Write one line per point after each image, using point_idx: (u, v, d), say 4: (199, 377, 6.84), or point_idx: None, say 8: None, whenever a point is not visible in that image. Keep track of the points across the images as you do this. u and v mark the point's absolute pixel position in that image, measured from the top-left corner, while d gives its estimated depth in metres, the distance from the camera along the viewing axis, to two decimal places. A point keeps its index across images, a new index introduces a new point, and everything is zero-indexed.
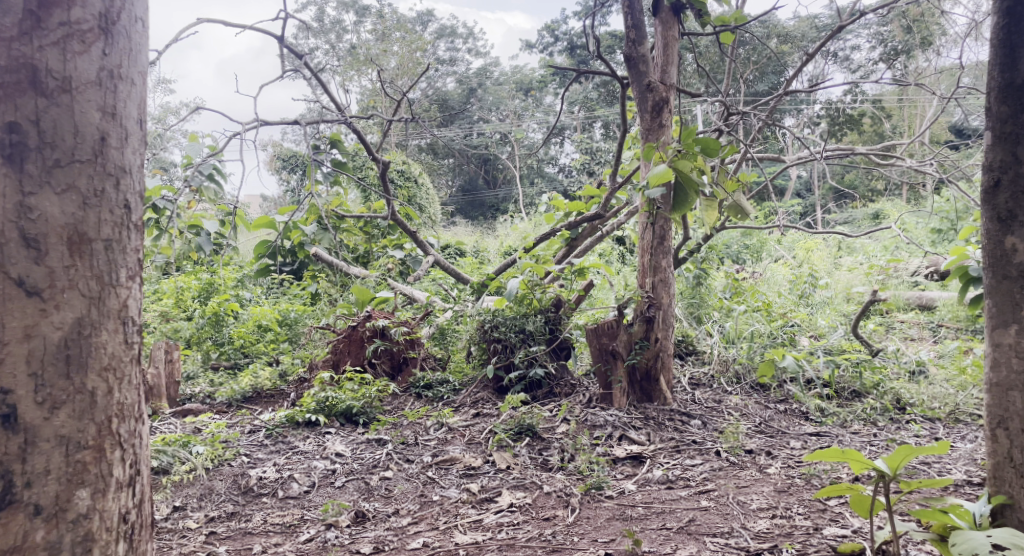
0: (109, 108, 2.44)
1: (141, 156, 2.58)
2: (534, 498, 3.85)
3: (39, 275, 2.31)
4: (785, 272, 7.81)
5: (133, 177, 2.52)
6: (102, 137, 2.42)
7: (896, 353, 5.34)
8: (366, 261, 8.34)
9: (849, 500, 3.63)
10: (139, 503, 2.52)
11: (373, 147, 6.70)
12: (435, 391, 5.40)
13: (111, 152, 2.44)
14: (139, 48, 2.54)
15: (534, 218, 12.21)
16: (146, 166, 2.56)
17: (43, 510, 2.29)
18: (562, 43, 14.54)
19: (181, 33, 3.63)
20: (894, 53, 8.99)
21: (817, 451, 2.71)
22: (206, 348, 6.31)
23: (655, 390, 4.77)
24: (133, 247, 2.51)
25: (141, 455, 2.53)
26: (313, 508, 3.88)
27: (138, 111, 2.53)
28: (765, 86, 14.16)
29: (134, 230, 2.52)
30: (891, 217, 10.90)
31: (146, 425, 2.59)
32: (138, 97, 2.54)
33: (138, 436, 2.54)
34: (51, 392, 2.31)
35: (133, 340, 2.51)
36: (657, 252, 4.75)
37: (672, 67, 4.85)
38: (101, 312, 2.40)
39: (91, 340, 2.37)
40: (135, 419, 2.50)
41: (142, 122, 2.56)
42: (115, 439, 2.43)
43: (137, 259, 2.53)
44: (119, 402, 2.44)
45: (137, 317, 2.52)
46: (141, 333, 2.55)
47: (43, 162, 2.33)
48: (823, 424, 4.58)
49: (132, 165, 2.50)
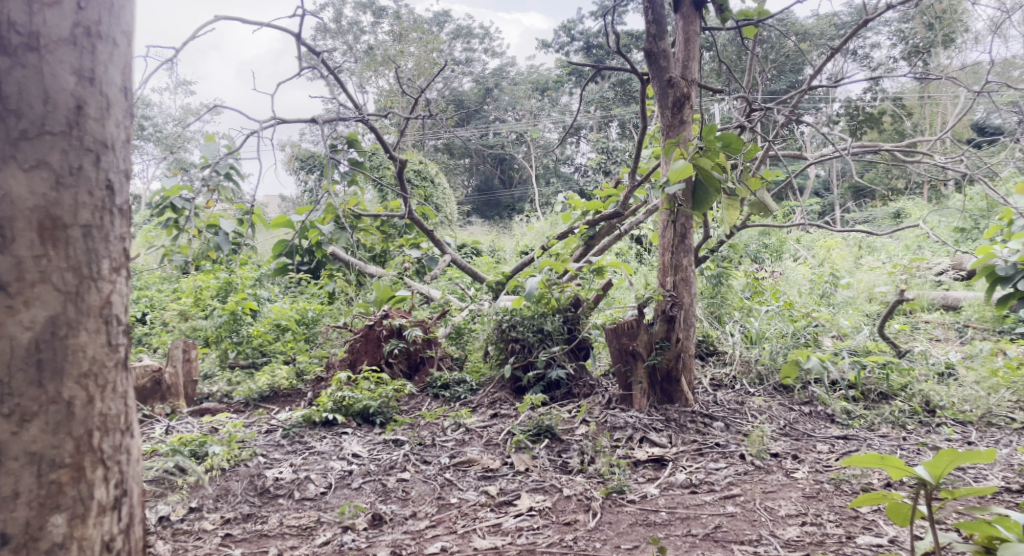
0: (86, 72, 2.60)
1: (127, 128, 2.74)
2: (554, 501, 3.78)
3: (9, 267, 2.47)
4: (805, 272, 7.69)
5: (117, 152, 2.68)
6: (78, 105, 2.58)
7: (923, 354, 5.23)
8: (383, 261, 8.30)
9: (881, 507, 3.55)
10: (126, 528, 2.68)
11: (390, 145, 6.64)
12: (452, 391, 5.33)
13: (90, 123, 2.61)
14: (121, 7, 2.71)
15: (549, 217, 12.13)
16: (129, 139, 2.71)
17: (11, 540, 2.46)
18: (579, 43, 14.45)
19: (199, 30, 3.97)
20: (916, 49, 8.85)
21: (854, 456, 2.67)
22: (224, 347, 6.28)
23: (676, 392, 4.68)
24: (115, 236, 2.67)
25: (127, 474, 2.69)
26: (331, 510, 3.83)
27: (120, 76, 2.69)
28: (783, 85, 14.02)
29: (116, 213, 2.67)
30: (914, 216, 10.72)
31: (135, 438, 2.74)
32: (121, 58, 2.70)
33: (125, 452, 2.69)
34: (19, 402, 2.47)
35: (117, 342, 2.66)
36: (679, 250, 4.65)
37: (695, 62, 4.73)
38: (78, 310, 2.56)
39: (68, 342, 2.54)
40: (119, 433, 2.66)
41: (125, 89, 2.71)
42: (96, 456, 2.59)
43: (120, 248, 2.69)
44: (101, 413, 2.60)
45: (120, 315, 2.67)
46: (126, 334, 2.70)
47: (11, 130, 2.50)
48: (850, 427, 4.49)
49: (112, 138, 2.66)
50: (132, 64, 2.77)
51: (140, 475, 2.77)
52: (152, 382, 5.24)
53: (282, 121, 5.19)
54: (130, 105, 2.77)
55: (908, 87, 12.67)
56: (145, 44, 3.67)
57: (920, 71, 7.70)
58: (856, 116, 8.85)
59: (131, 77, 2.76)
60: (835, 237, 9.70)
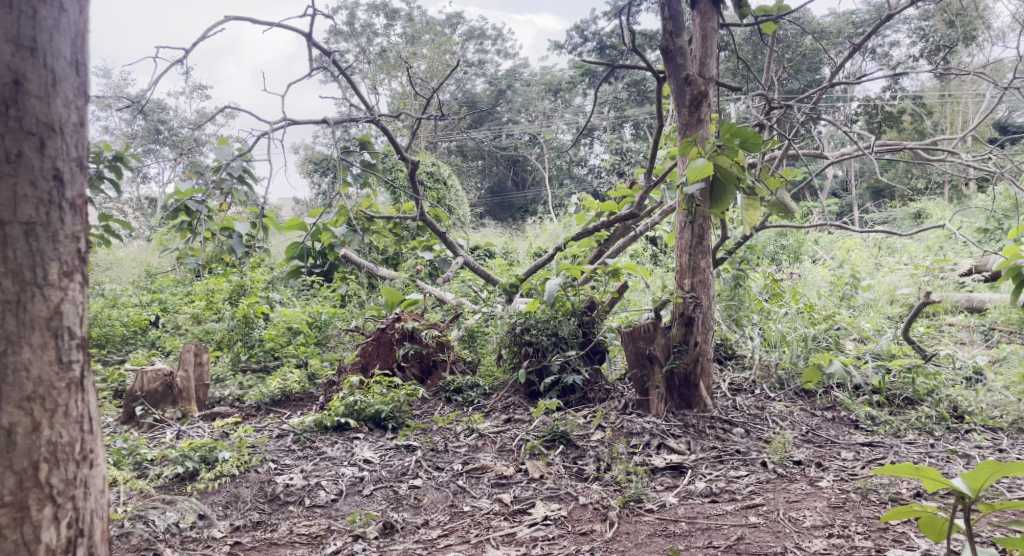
0: (26, 42, 2.63)
1: (81, 108, 2.76)
2: (570, 510, 3.69)
3: None
4: (824, 273, 7.55)
5: (66, 136, 2.71)
6: (18, 79, 2.62)
7: (949, 359, 5.09)
8: (396, 264, 8.21)
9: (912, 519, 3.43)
10: None
11: (402, 146, 6.56)
12: (465, 396, 5.24)
13: (32, 101, 2.64)
14: None
15: (564, 218, 12.01)
16: (78, 116, 2.73)
17: None
18: (592, 43, 14.37)
19: (211, 29, 4.01)
20: (936, 47, 8.69)
21: (887, 467, 2.60)
22: (236, 350, 6.20)
23: (694, 397, 4.56)
24: (65, 236, 2.70)
25: (83, 511, 2.73)
26: (341, 517, 3.75)
27: (69, 46, 2.71)
28: (800, 85, 13.88)
29: (65, 209, 2.70)
30: (935, 216, 10.55)
31: (95, 470, 2.77)
32: (70, 25, 2.72)
33: (83, 485, 2.73)
34: None
35: (70, 361, 2.70)
36: (696, 252, 4.54)
37: (712, 60, 4.62)
38: (21, 323, 2.61)
39: (11, 359, 2.60)
40: (74, 464, 2.70)
41: (76, 60, 2.73)
42: (45, 488, 2.64)
43: (72, 248, 2.71)
44: (50, 442, 2.65)
45: (73, 328, 2.71)
46: (81, 351, 2.73)
47: None
48: (875, 433, 4.37)
49: (58, 115, 2.69)
50: (86, 34, 2.78)
51: (104, 514, 2.81)
52: (163, 386, 5.19)
53: (293, 122, 5.16)
54: (87, 78, 2.78)
55: (927, 86, 12.49)
56: (154, 46, 3.68)
57: (941, 68, 7.55)
58: (875, 116, 8.72)
59: (85, 46, 2.77)
60: (854, 238, 9.55)
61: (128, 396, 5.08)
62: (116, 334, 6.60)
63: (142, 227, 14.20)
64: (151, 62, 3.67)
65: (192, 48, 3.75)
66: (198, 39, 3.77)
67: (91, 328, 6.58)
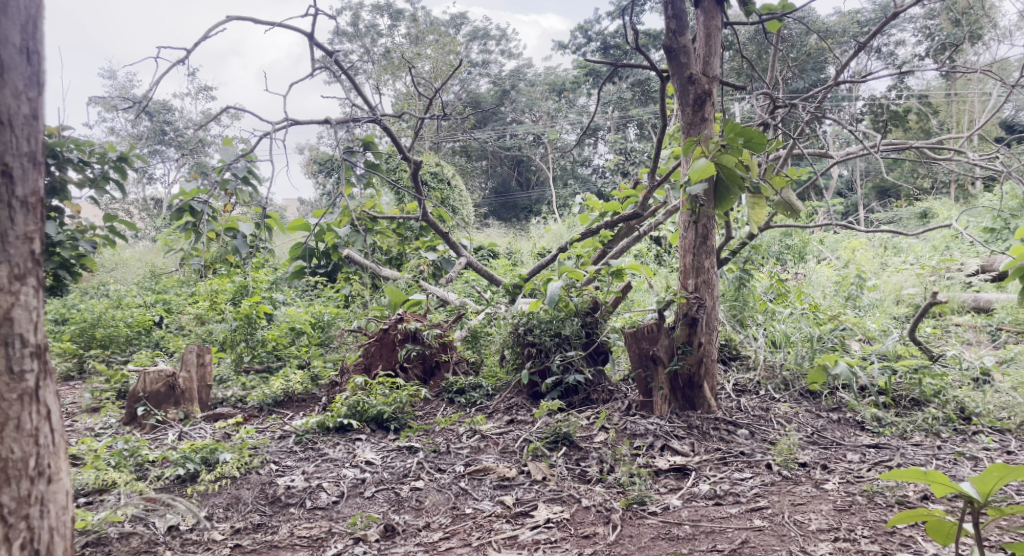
0: None
1: (33, 99, 3.05)
2: (573, 512, 3.68)
3: None
4: (830, 273, 7.50)
5: (16, 131, 3.01)
6: None
7: (956, 359, 5.04)
8: (400, 264, 8.15)
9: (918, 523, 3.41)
10: None
11: (405, 146, 6.54)
12: (468, 397, 5.21)
13: None
14: None
15: (568, 219, 11.98)
16: (26, 108, 3.02)
17: None
18: (596, 43, 14.33)
19: (210, 31, 4.20)
20: (942, 46, 8.64)
21: (895, 471, 2.66)
22: (239, 351, 6.14)
23: (698, 398, 4.52)
24: (18, 241, 3.01)
25: (37, 524, 3.02)
26: (342, 519, 3.74)
27: (18, 36, 3.00)
28: (805, 84, 13.83)
29: (16, 209, 3.01)
30: (941, 215, 10.50)
31: (49, 485, 3.05)
32: (18, 24, 3.01)
33: (36, 496, 3.02)
34: None
35: (24, 377, 3.00)
36: (700, 252, 4.51)
37: (716, 59, 4.58)
38: None
39: None
40: (26, 478, 3.00)
41: (25, 49, 3.02)
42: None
43: (24, 251, 3.02)
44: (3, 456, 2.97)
45: (26, 340, 3.01)
46: (34, 364, 3.03)
47: None
48: (881, 435, 4.33)
49: (8, 107, 2.99)
50: (38, 30, 3.06)
51: (63, 529, 3.09)
52: (166, 387, 5.18)
53: (295, 121, 5.15)
54: (40, 69, 3.07)
55: (933, 85, 12.44)
56: (156, 47, 3.98)
57: (947, 67, 7.51)
58: (881, 115, 8.67)
59: (36, 35, 3.06)
60: (860, 238, 9.49)
61: (130, 396, 5.08)
62: (120, 335, 6.60)
63: (146, 227, 14.18)
64: (154, 63, 3.98)
65: (193, 49, 4.04)
66: (200, 40, 4.05)
67: (95, 328, 6.58)
